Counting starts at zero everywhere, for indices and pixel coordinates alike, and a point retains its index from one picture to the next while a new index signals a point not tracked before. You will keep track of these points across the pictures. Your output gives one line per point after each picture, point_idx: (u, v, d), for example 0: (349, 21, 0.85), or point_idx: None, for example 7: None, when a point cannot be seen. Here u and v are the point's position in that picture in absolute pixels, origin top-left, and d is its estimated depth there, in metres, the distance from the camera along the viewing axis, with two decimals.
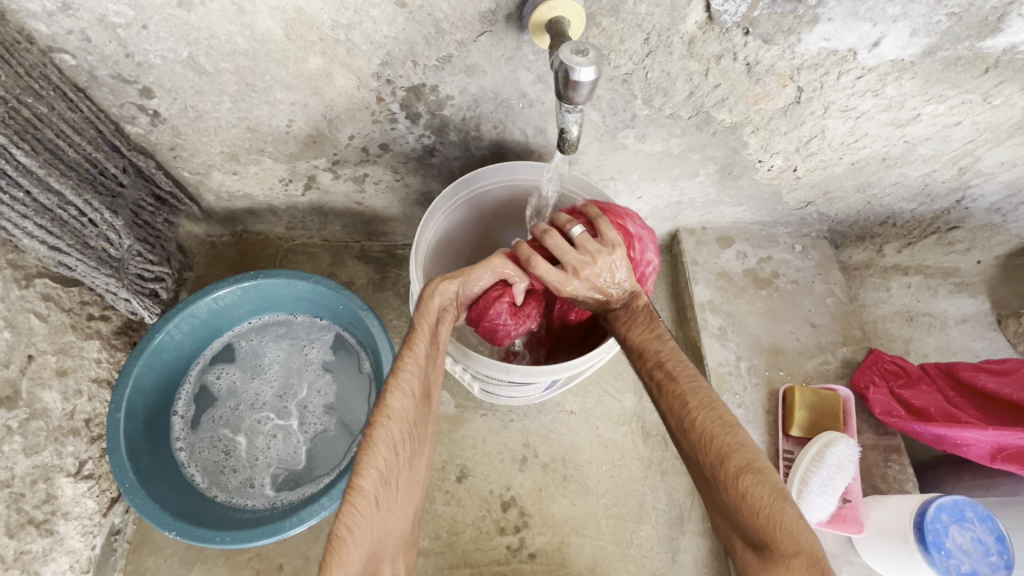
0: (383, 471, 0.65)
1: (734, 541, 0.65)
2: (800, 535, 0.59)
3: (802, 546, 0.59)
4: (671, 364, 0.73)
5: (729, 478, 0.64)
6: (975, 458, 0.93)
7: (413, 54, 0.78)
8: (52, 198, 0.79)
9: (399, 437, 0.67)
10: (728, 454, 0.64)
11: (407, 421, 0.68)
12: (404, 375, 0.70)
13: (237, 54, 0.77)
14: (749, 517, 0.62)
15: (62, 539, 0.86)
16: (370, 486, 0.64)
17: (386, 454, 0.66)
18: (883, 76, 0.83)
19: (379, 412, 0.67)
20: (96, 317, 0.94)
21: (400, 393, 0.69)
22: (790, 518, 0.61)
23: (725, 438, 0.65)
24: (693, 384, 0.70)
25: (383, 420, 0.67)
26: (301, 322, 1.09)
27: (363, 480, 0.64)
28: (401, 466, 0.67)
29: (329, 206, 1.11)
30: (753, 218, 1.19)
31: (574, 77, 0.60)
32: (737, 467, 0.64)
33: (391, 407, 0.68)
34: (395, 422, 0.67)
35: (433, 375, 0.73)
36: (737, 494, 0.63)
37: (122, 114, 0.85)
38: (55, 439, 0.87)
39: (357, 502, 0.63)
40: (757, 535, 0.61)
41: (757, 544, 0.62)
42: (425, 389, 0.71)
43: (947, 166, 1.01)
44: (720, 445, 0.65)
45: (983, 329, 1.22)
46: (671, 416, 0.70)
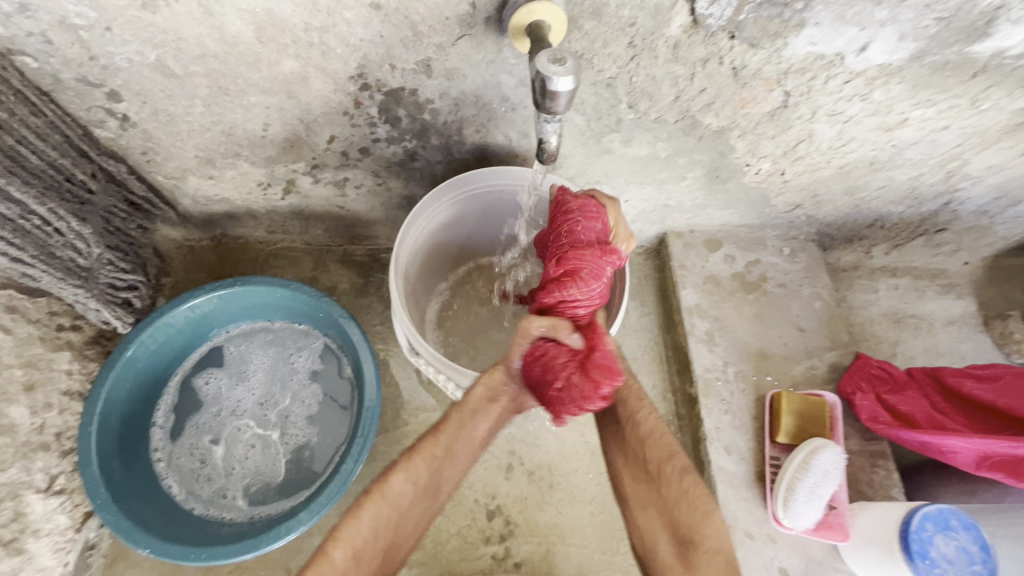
0: (356, 551, 0.65)
1: (659, 534, 0.70)
2: (725, 543, 0.67)
3: (725, 547, 0.67)
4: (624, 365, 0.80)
5: (671, 475, 0.71)
6: (961, 465, 0.93)
7: (391, 57, 0.75)
8: (14, 209, 0.76)
9: (385, 521, 0.67)
10: (671, 455, 0.72)
11: (397, 509, 0.68)
12: (419, 459, 0.70)
13: (207, 57, 0.74)
14: (683, 515, 0.69)
15: (31, 558, 0.84)
16: (339, 559, 0.64)
17: (365, 532, 0.66)
18: (871, 80, 0.81)
19: (379, 488, 0.68)
20: (66, 327, 0.92)
21: (405, 476, 0.69)
22: (716, 527, 0.68)
23: (668, 439, 0.73)
24: (636, 386, 0.78)
25: (378, 497, 0.67)
26: (284, 329, 1.07)
27: (335, 550, 0.64)
28: (373, 552, 0.66)
29: (309, 210, 1.09)
30: (741, 221, 1.17)
31: (551, 87, 0.58)
32: (682, 467, 0.71)
33: (390, 486, 0.68)
34: (386, 504, 0.67)
35: (447, 474, 0.72)
36: (676, 491, 0.70)
37: (89, 118, 0.82)
38: (23, 455, 0.84)
39: (320, 568, 0.63)
40: (686, 532, 0.68)
41: (679, 541, 0.69)
42: (431, 484, 0.70)
43: (934, 169, 1.00)
44: (665, 445, 0.73)
45: (969, 331, 1.22)
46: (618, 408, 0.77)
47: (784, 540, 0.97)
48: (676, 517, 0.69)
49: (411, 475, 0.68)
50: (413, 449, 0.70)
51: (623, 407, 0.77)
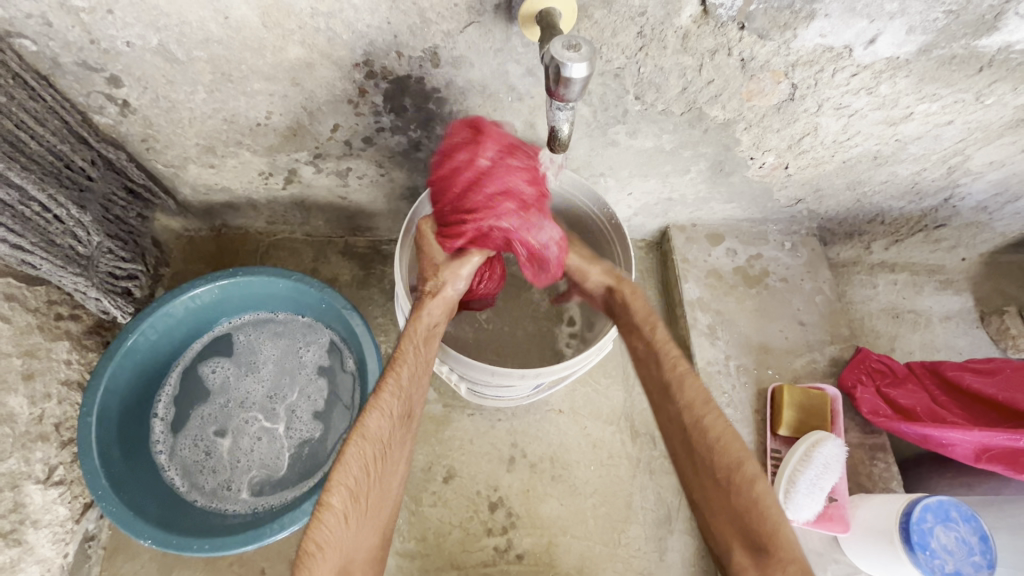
0: (353, 491, 0.69)
1: (736, 542, 0.71)
2: (795, 545, 0.67)
3: (798, 556, 0.67)
4: (680, 372, 0.79)
5: (742, 483, 0.72)
6: (960, 457, 0.94)
7: (398, 45, 0.74)
8: (13, 194, 0.75)
9: (370, 457, 0.72)
10: (740, 460, 0.73)
11: (381, 443, 0.73)
12: (385, 394, 0.75)
13: (211, 42, 0.73)
14: (756, 519, 0.70)
15: (31, 549, 0.83)
16: (337, 503, 0.68)
17: (357, 472, 0.70)
18: (878, 73, 0.81)
19: (355, 429, 0.72)
20: (65, 317, 0.91)
21: (380, 413, 0.73)
22: (787, 535, 0.68)
23: (735, 444, 0.74)
24: (700, 390, 0.78)
25: (358, 439, 0.71)
26: (297, 321, 1.06)
27: (331, 498, 0.68)
28: (369, 485, 0.71)
29: (311, 201, 1.07)
30: (743, 215, 1.17)
31: (565, 73, 0.57)
32: (751, 475, 0.72)
33: (367, 426, 0.72)
34: (369, 443, 0.72)
35: (416, 398, 0.78)
36: (748, 498, 0.71)
37: (89, 103, 0.80)
38: (22, 445, 0.83)
39: (325, 517, 0.67)
40: (758, 539, 0.69)
41: (753, 547, 0.69)
42: (405, 411, 0.76)
43: (936, 165, 1.01)
44: (732, 452, 0.73)
45: (965, 326, 1.23)
46: (684, 415, 0.77)
47: None
48: (749, 524, 0.70)
49: (383, 410, 0.73)
50: (378, 388, 0.75)
51: (689, 413, 0.77)
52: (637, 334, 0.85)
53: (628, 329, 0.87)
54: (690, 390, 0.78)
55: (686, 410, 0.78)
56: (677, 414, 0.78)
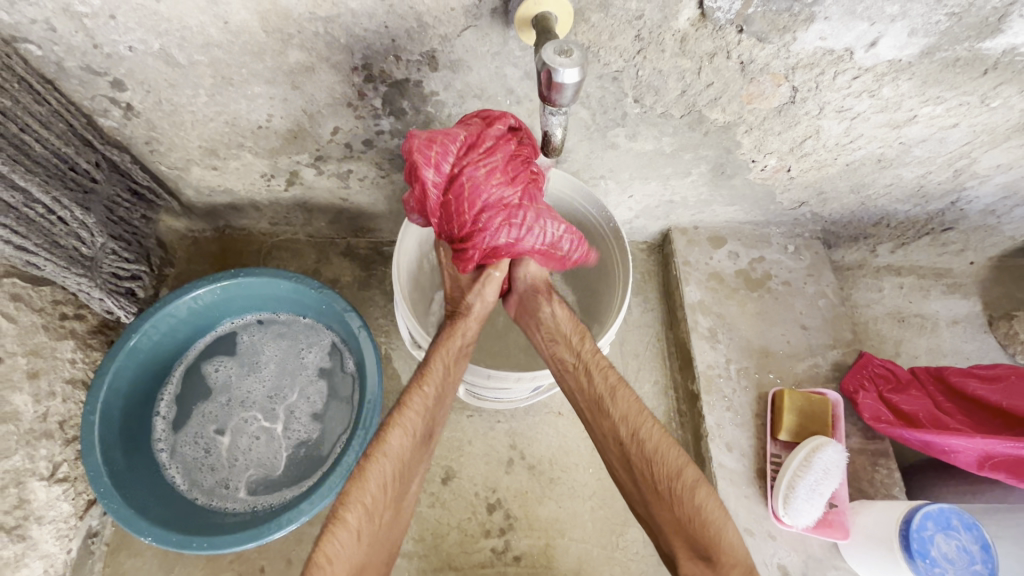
0: (369, 508, 0.69)
1: (678, 550, 0.69)
2: (736, 548, 0.67)
3: (741, 559, 0.67)
4: (613, 383, 0.79)
5: (685, 490, 0.71)
6: (962, 465, 0.93)
7: (396, 48, 0.75)
8: (17, 196, 0.76)
9: (390, 475, 0.72)
10: (681, 469, 0.72)
11: (401, 461, 0.73)
12: (408, 413, 0.76)
13: (211, 46, 0.73)
14: (699, 529, 0.69)
15: (35, 544, 0.84)
16: (353, 520, 0.67)
17: (375, 490, 0.70)
18: (881, 76, 0.81)
19: (378, 447, 0.72)
20: (70, 317, 0.92)
21: (401, 432, 0.74)
22: (730, 538, 0.68)
23: (673, 452, 0.73)
24: (631, 400, 0.78)
25: (380, 456, 0.72)
26: (301, 323, 1.07)
27: (347, 513, 0.67)
28: (385, 503, 0.71)
29: (312, 202, 1.08)
30: (745, 218, 1.17)
31: (556, 78, 0.57)
32: (690, 481, 0.71)
33: (389, 443, 0.73)
34: (390, 460, 0.72)
35: (438, 417, 0.80)
36: (692, 507, 0.70)
37: (93, 106, 0.82)
38: (26, 442, 0.85)
39: (337, 532, 0.66)
40: (702, 548, 0.68)
41: (702, 557, 0.67)
42: (425, 431, 0.77)
43: (942, 168, 1.00)
44: (669, 464, 0.72)
45: (972, 331, 1.21)
46: (620, 428, 0.76)
47: (783, 537, 0.97)
48: (695, 535, 0.69)
49: (406, 429, 0.74)
50: (402, 406, 0.76)
51: (627, 424, 0.76)
52: (559, 344, 0.83)
53: (553, 338, 0.84)
54: (624, 401, 0.77)
55: (622, 423, 0.76)
56: (614, 428, 0.77)
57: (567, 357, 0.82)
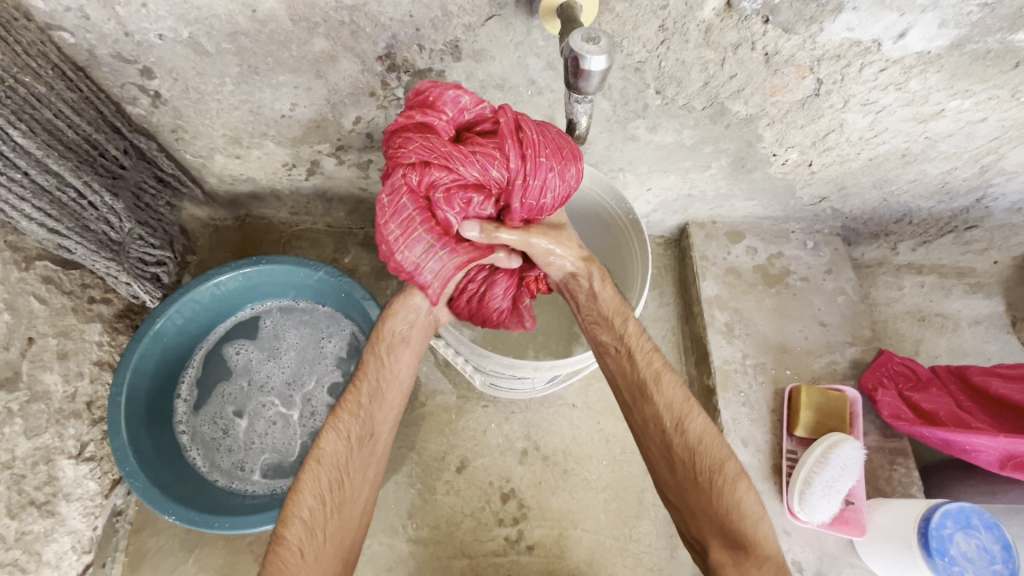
0: (307, 522, 0.72)
1: (713, 540, 0.71)
2: (771, 542, 0.70)
3: (773, 552, 0.69)
4: (658, 371, 0.78)
5: (725, 485, 0.72)
6: (983, 464, 0.92)
7: (419, 37, 0.75)
8: (51, 179, 0.78)
9: (326, 482, 0.75)
10: (723, 462, 0.73)
11: (337, 467, 0.76)
12: (343, 419, 0.78)
13: (239, 35, 0.75)
14: (733, 522, 0.71)
15: (63, 520, 0.87)
16: (294, 537, 0.71)
17: (311, 501, 0.73)
18: (908, 68, 0.79)
19: (312, 456, 0.76)
20: (97, 300, 0.95)
21: (335, 437, 0.77)
22: (764, 531, 0.71)
23: (716, 445, 0.74)
24: (675, 387, 0.78)
25: (313, 464, 0.75)
26: (322, 312, 1.08)
27: (289, 533, 0.71)
28: (326, 513, 0.73)
29: (332, 192, 1.09)
30: (765, 213, 1.16)
31: (584, 66, 0.58)
32: (731, 474, 0.73)
33: (324, 451, 0.76)
34: (322, 468, 0.75)
35: (378, 417, 0.80)
36: (731, 501, 0.71)
37: (122, 95, 0.83)
38: (56, 421, 0.87)
39: (282, 551, 0.69)
40: (739, 540, 0.69)
41: (733, 547, 0.69)
42: (362, 433, 0.78)
43: (968, 163, 0.98)
44: (714, 457, 0.74)
45: (996, 331, 1.18)
46: (664, 415, 0.76)
47: (798, 533, 0.97)
48: (728, 526, 0.70)
49: (337, 433, 0.77)
50: (336, 411, 0.79)
51: (671, 413, 0.76)
52: (601, 325, 0.81)
53: (597, 319, 0.82)
54: (667, 389, 0.77)
55: (666, 412, 0.76)
56: (657, 416, 0.77)
57: (611, 340, 0.80)
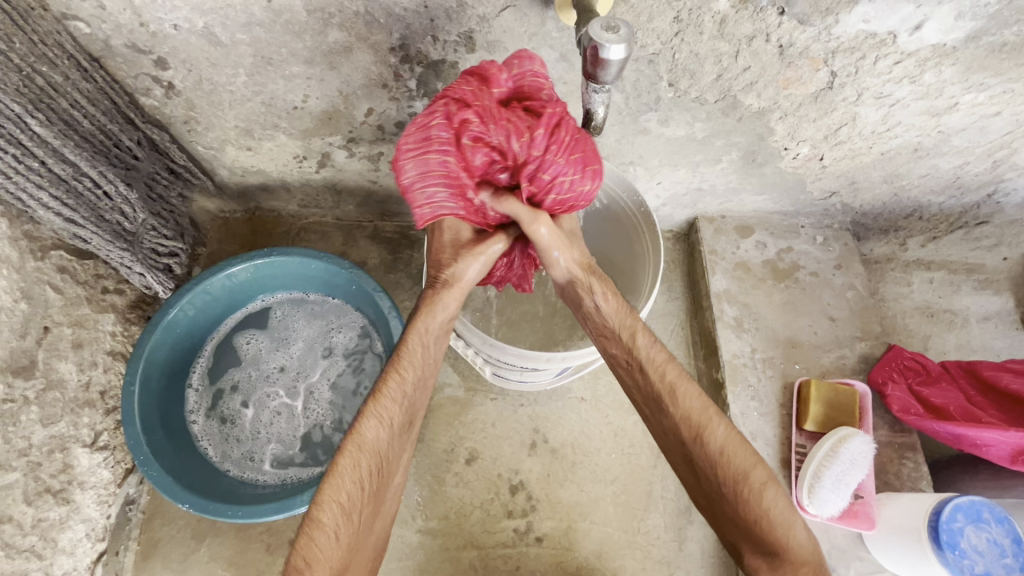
0: (345, 507, 0.66)
1: (742, 543, 0.69)
2: (807, 549, 0.66)
3: (807, 556, 0.66)
4: (674, 378, 0.73)
5: (751, 491, 0.68)
6: (993, 458, 0.92)
7: (434, 28, 0.75)
8: (67, 169, 0.78)
9: (366, 469, 0.68)
10: (748, 471, 0.68)
11: (378, 454, 0.70)
12: (384, 402, 0.71)
13: (253, 25, 0.75)
14: (762, 527, 0.67)
15: (77, 508, 0.88)
16: (330, 521, 0.65)
17: (350, 487, 0.67)
18: (923, 61, 0.79)
19: (351, 439, 0.69)
20: (110, 291, 0.95)
21: (376, 421, 0.70)
22: (797, 537, 0.67)
23: (742, 453, 0.69)
24: (694, 397, 0.72)
25: (352, 449, 0.68)
26: (331, 304, 1.09)
27: (323, 514, 0.65)
28: (362, 500, 0.68)
29: (342, 184, 1.09)
30: (774, 208, 1.16)
31: (603, 55, 0.57)
32: (757, 482, 0.68)
33: (363, 436, 0.69)
34: (364, 455, 0.69)
35: (418, 402, 0.75)
36: (758, 508, 0.67)
37: (136, 85, 0.84)
38: (71, 410, 0.88)
39: (315, 535, 0.64)
40: (769, 546, 0.67)
41: (765, 553, 0.67)
42: (403, 420, 0.72)
43: (980, 158, 0.98)
44: (738, 465, 0.69)
45: (1005, 327, 1.18)
46: (682, 428, 0.71)
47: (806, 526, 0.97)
48: (756, 535, 0.67)
49: (381, 419, 0.70)
50: (377, 392, 0.71)
51: (689, 425, 0.71)
52: (609, 340, 0.77)
53: (604, 335, 0.78)
54: (685, 399, 0.72)
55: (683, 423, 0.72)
56: (675, 428, 0.72)
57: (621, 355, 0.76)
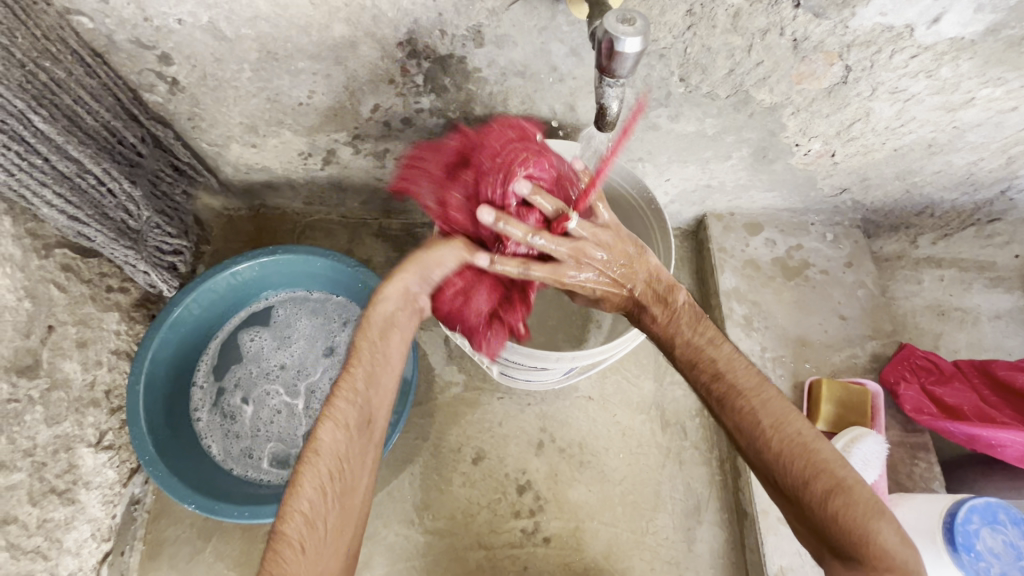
0: (309, 517, 0.62)
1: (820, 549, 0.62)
2: (897, 552, 0.57)
3: (896, 563, 0.57)
4: (729, 377, 0.69)
5: (819, 496, 0.60)
6: (1008, 459, 0.92)
7: (442, 23, 0.74)
8: (70, 166, 0.77)
9: (327, 475, 0.64)
10: (809, 480, 0.61)
11: (337, 458, 0.64)
12: (341, 402, 0.66)
13: (259, 20, 0.73)
14: (839, 536, 0.59)
15: (83, 508, 0.87)
16: (295, 533, 0.61)
17: (312, 496, 0.63)
18: (940, 55, 0.78)
19: (309, 446, 0.64)
20: (115, 289, 0.94)
21: (333, 424, 0.65)
22: (885, 540, 0.58)
23: (806, 457, 0.62)
24: (756, 402, 0.67)
25: (310, 456, 0.64)
26: (336, 302, 1.08)
27: (288, 527, 0.61)
28: (329, 509, 0.63)
29: (347, 181, 1.08)
30: (784, 205, 1.14)
31: (619, 48, 0.56)
32: (826, 489, 0.61)
33: (320, 442, 0.64)
34: (322, 459, 0.64)
35: (377, 400, 0.68)
36: (827, 515, 0.60)
37: (140, 81, 0.83)
38: (75, 410, 0.87)
39: (280, 550, 0.60)
40: (845, 549, 0.59)
41: (842, 555, 0.60)
42: (360, 419, 0.67)
43: (995, 154, 0.96)
44: (800, 470, 0.62)
45: (1017, 325, 1.16)
46: (738, 432, 0.67)
47: None
48: (830, 538, 0.60)
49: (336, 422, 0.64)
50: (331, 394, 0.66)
51: (744, 430, 0.66)
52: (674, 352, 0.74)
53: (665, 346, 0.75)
54: (741, 407, 0.67)
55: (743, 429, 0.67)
56: (734, 434, 0.68)
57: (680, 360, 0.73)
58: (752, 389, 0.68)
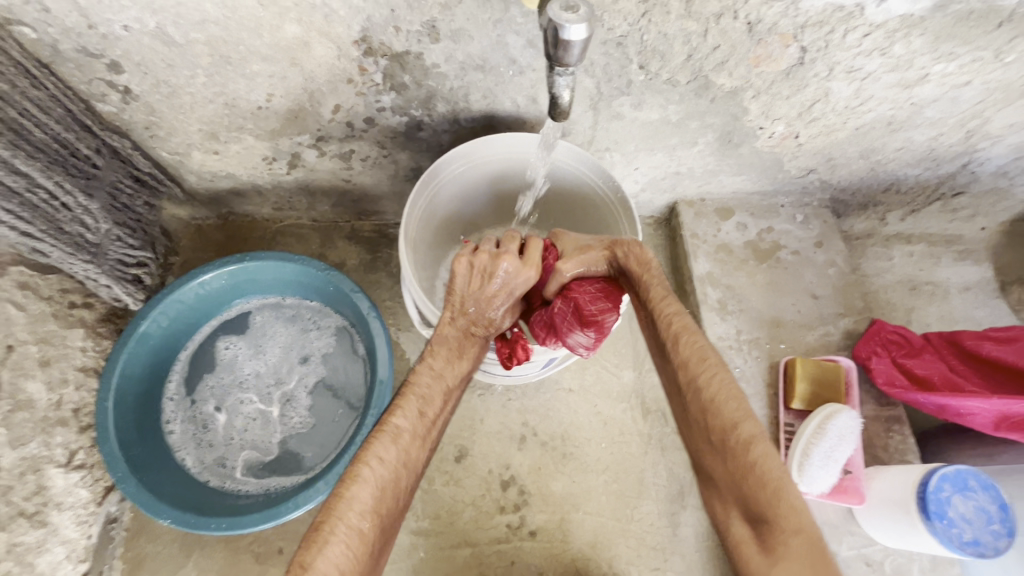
0: (383, 518, 0.62)
1: (733, 510, 0.61)
2: (804, 514, 0.56)
3: (805, 525, 0.56)
4: (678, 324, 0.70)
5: (740, 445, 0.61)
6: (978, 426, 0.93)
7: (395, 19, 0.73)
8: (20, 181, 0.76)
9: (404, 485, 0.66)
10: (737, 423, 0.62)
11: (415, 472, 0.68)
12: (426, 418, 0.70)
13: (207, 23, 0.72)
14: (754, 487, 0.59)
15: (55, 530, 0.86)
16: (369, 530, 0.61)
17: (387, 500, 0.63)
18: (892, 33, 0.79)
19: (392, 451, 0.65)
20: (78, 305, 0.92)
21: (417, 440, 0.68)
22: (792, 499, 0.57)
23: (736, 403, 0.63)
24: (700, 347, 0.68)
25: (396, 464, 0.65)
26: (310, 306, 1.07)
27: (363, 521, 0.61)
28: (396, 514, 0.65)
29: (315, 185, 1.07)
30: (753, 188, 1.15)
31: (564, 36, 0.56)
32: (748, 437, 0.61)
33: (407, 452, 0.67)
34: (406, 471, 0.66)
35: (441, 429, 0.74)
36: (746, 462, 0.60)
37: (91, 91, 0.81)
38: (42, 430, 0.85)
39: (354, 543, 0.59)
40: (758, 510, 0.58)
41: (752, 518, 0.58)
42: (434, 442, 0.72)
43: (954, 128, 0.97)
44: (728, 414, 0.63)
45: (985, 296, 1.19)
46: (679, 374, 0.68)
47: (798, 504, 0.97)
48: (746, 494, 0.59)
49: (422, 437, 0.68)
50: (423, 413, 0.70)
51: (686, 373, 0.67)
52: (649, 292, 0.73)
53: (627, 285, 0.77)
54: (691, 346, 0.68)
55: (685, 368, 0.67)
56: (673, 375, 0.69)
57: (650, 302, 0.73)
58: (696, 335, 0.69)
